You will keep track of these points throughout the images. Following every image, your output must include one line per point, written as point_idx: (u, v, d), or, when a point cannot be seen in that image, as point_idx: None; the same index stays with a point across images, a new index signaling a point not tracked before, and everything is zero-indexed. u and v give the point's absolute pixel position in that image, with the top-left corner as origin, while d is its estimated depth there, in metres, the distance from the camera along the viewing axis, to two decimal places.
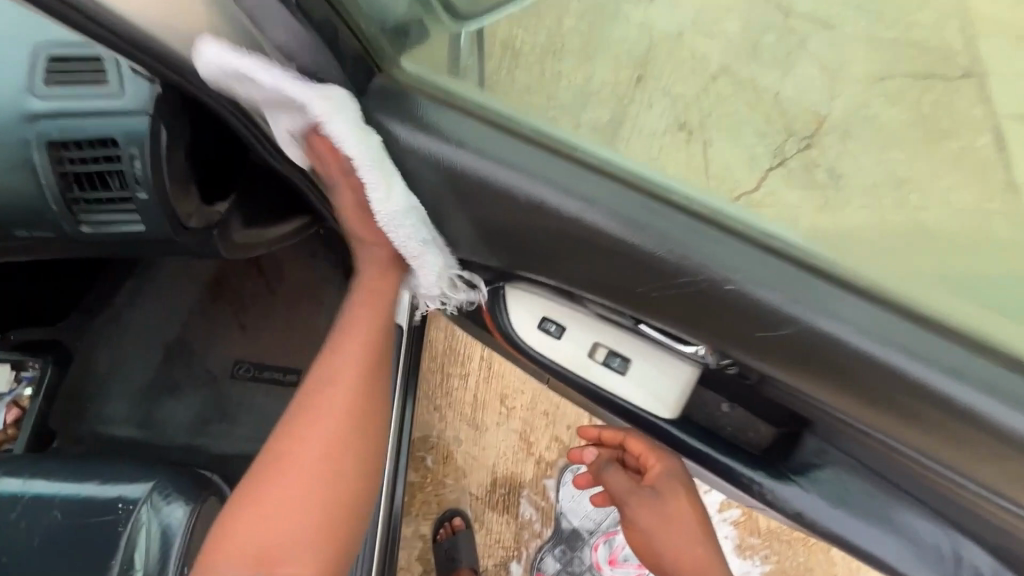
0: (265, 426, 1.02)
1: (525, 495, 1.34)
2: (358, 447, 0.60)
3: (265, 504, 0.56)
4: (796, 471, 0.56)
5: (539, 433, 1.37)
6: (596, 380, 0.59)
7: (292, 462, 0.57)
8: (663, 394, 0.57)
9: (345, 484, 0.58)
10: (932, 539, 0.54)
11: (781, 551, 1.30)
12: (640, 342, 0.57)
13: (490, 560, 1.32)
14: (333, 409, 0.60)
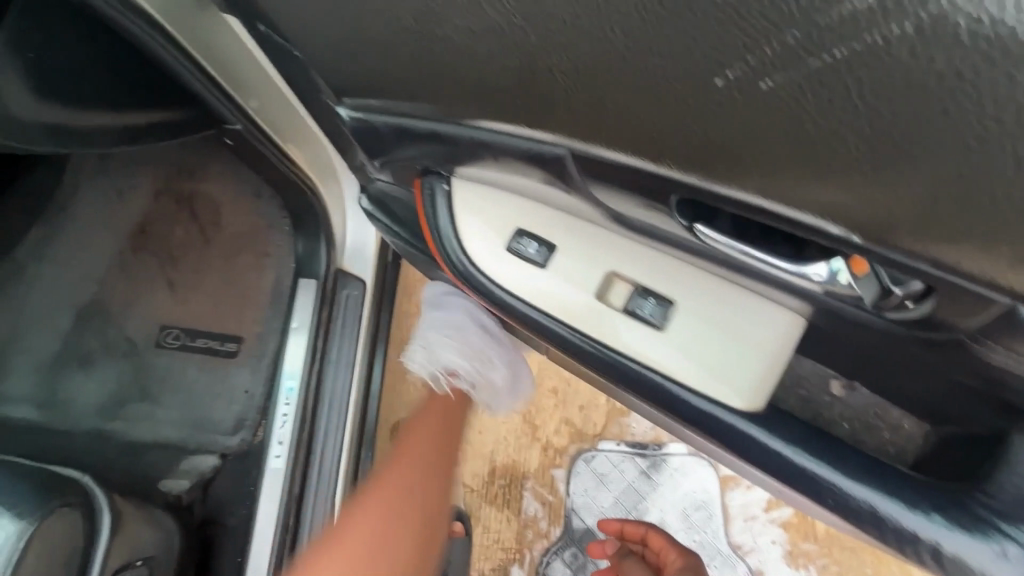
0: (196, 407, 0.81)
1: (529, 488, 1.13)
2: (417, 534, 0.68)
3: (348, 535, 0.65)
4: (998, 517, 0.38)
5: (547, 415, 1.15)
6: (621, 340, 0.45)
7: (370, 512, 0.66)
8: (723, 355, 0.44)
9: (414, 544, 0.67)
10: None
11: (843, 560, 1.06)
12: (690, 283, 0.45)
13: (487, 564, 1.10)
14: (393, 489, 0.69)
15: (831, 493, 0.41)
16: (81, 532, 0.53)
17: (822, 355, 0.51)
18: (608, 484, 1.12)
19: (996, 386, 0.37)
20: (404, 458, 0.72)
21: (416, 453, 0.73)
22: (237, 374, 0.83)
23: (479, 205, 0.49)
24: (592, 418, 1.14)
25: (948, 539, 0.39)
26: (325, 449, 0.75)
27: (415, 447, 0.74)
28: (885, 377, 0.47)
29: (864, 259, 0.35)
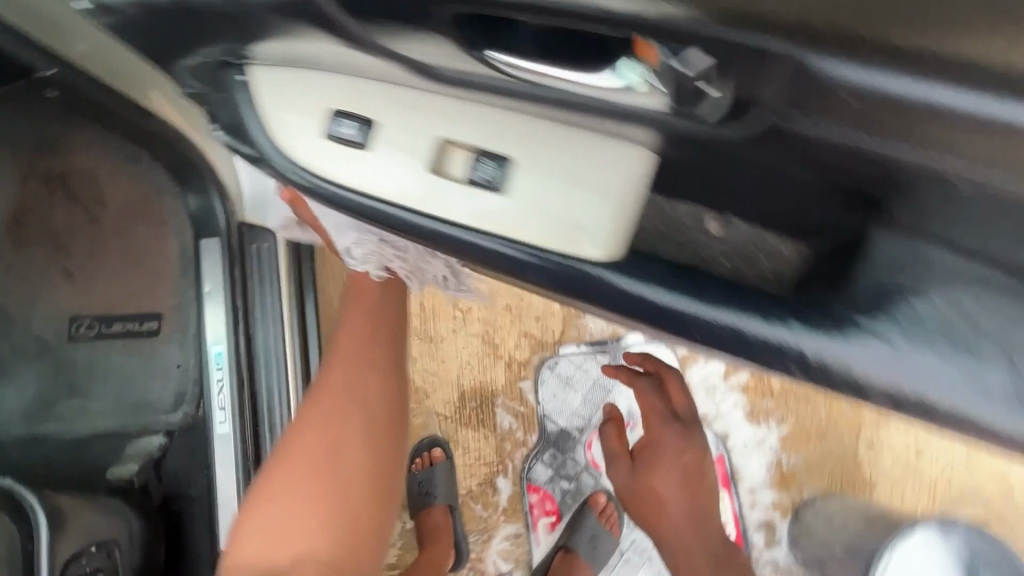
0: (130, 392, 0.77)
1: (500, 404, 1.15)
2: (360, 438, 0.65)
3: (280, 477, 0.62)
4: (861, 314, 0.34)
5: (505, 332, 1.16)
6: (457, 214, 0.40)
7: (299, 449, 0.63)
8: (577, 209, 0.39)
9: (359, 451, 0.65)
10: None
11: (800, 409, 1.12)
12: (520, 129, 0.40)
13: (473, 481, 1.13)
14: (321, 410, 0.65)
15: (696, 328, 0.36)
16: (18, 532, 0.52)
17: (693, 183, 0.41)
18: (575, 384, 1.15)
19: (865, 180, 0.32)
20: (332, 385, 0.67)
21: (355, 355, 0.69)
22: (166, 351, 0.79)
23: (298, 91, 0.43)
24: (550, 327, 1.15)
25: (817, 348, 0.34)
26: (273, 404, 0.76)
27: (347, 357, 0.69)
28: (767, 188, 0.38)
29: (647, 42, 0.29)
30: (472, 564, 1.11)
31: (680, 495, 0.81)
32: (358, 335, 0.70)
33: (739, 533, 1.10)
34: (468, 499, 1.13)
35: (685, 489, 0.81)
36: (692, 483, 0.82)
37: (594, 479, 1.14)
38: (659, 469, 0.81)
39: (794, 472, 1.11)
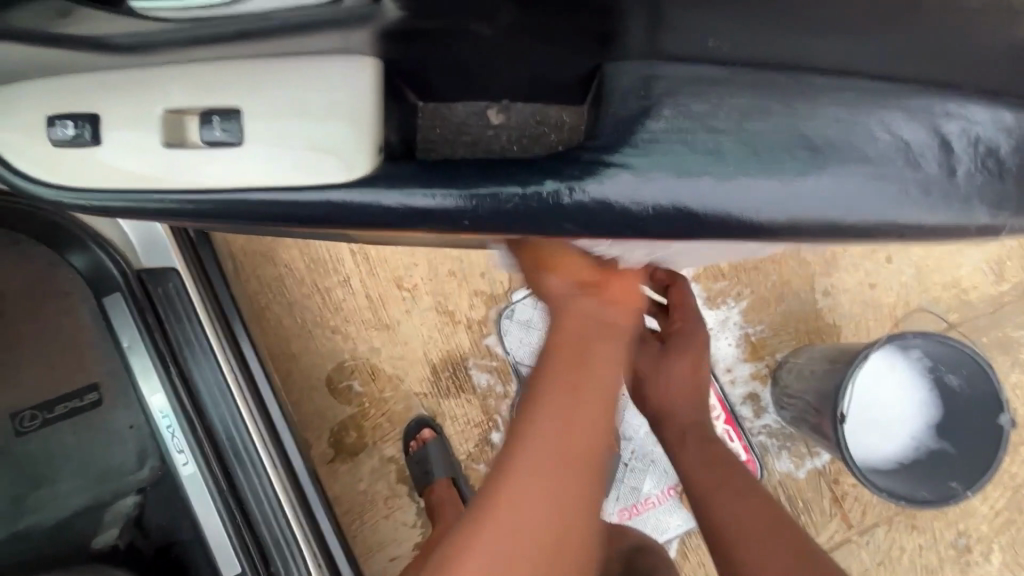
0: (90, 465, 0.77)
1: (472, 366, 1.17)
2: (561, 489, 0.49)
3: (514, 490, 0.49)
4: (601, 153, 0.41)
5: (456, 297, 1.17)
6: (210, 178, 0.44)
7: (526, 456, 0.50)
8: (314, 134, 0.43)
9: (541, 520, 0.48)
10: (915, 139, 0.41)
11: (752, 280, 1.15)
12: (230, 81, 0.44)
13: (470, 445, 1.17)
14: (549, 428, 0.51)
15: (458, 214, 0.42)
16: None
17: (433, 90, 0.50)
18: (537, 325, 1.16)
19: None
20: (563, 387, 0.52)
21: (570, 379, 0.52)
22: (115, 415, 0.78)
23: (57, 110, 0.46)
24: (497, 278, 1.17)
25: (574, 192, 0.41)
26: (229, 429, 0.78)
27: (563, 380, 0.52)
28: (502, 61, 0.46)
29: None
30: None
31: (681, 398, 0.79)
32: (572, 361, 0.53)
33: (727, 413, 1.13)
34: (469, 461, 1.16)
35: (682, 395, 0.78)
36: (688, 381, 0.79)
37: None
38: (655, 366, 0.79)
39: (762, 341, 1.14)
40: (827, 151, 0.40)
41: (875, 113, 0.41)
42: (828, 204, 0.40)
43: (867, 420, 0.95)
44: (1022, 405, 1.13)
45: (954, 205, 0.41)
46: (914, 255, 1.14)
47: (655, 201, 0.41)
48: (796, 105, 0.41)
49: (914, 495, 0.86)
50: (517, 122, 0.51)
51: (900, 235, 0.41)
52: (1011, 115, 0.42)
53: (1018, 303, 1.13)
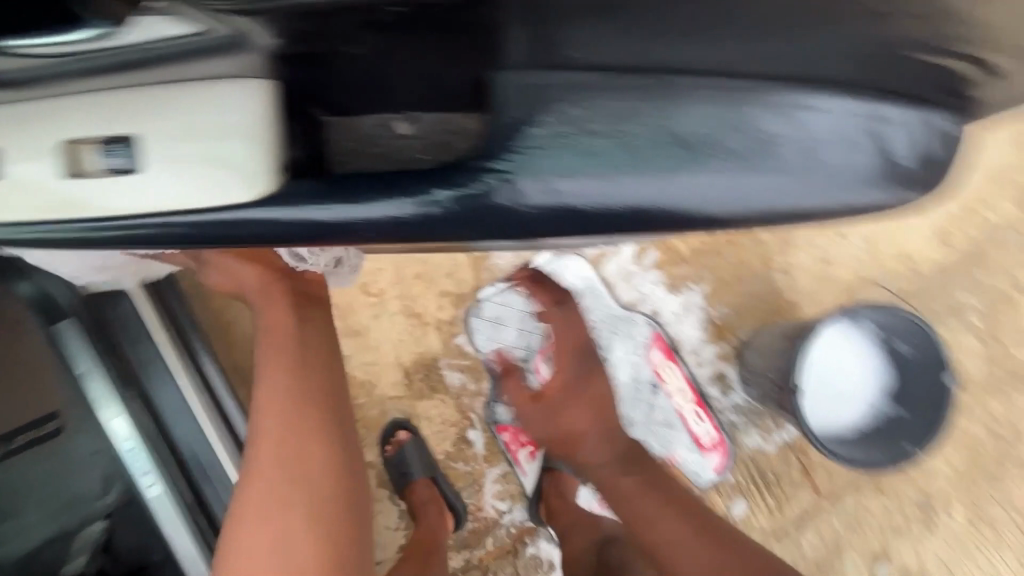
0: (55, 493, 0.76)
1: (444, 366, 1.17)
2: (309, 473, 0.71)
3: (250, 517, 0.68)
4: (483, 158, 0.39)
5: (424, 299, 1.17)
6: (112, 206, 0.44)
7: (255, 478, 0.70)
8: (204, 156, 0.42)
9: (320, 490, 0.71)
10: (814, 124, 0.37)
11: (713, 264, 1.17)
12: (124, 107, 0.43)
13: (447, 445, 1.17)
14: (259, 485, 0.69)
15: (354, 225, 0.41)
16: None
17: (332, 99, 0.46)
18: (505, 321, 1.17)
19: None
20: (270, 445, 0.71)
21: (271, 432, 0.72)
22: (76, 441, 0.78)
23: None
24: (463, 278, 1.17)
25: (458, 201, 0.40)
26: (194, 447, 0.78)
27: (270, 434, 0.72)
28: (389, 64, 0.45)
29: None
30: (474, 515, 1.16)
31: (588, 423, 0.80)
32: (286, 414, 0.73)
33: (696, 394, 1.16)
34: (447, 460, 1.17)
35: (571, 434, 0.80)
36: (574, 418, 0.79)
37: None
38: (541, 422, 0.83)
39: (726, 322, 1.17)
40: (708, 148, 0.37)
41: (745, 107, 0.37)
42: (722, 196, 0.38)
43: (823, 390, 0.99)
44: (976, 366, 1.17)
45: (847, 187, 0.38)
46: (866, 229, 1.17)
47: (542, 204, 0.39)
48: (683, 94, 0.37)
49: (864, 459, 0.91)
50: (432, 136, 0.44)
51: (803, 220, 0.39)
52: (893, 104, 0.38)
53: (966, 269, 1.18)
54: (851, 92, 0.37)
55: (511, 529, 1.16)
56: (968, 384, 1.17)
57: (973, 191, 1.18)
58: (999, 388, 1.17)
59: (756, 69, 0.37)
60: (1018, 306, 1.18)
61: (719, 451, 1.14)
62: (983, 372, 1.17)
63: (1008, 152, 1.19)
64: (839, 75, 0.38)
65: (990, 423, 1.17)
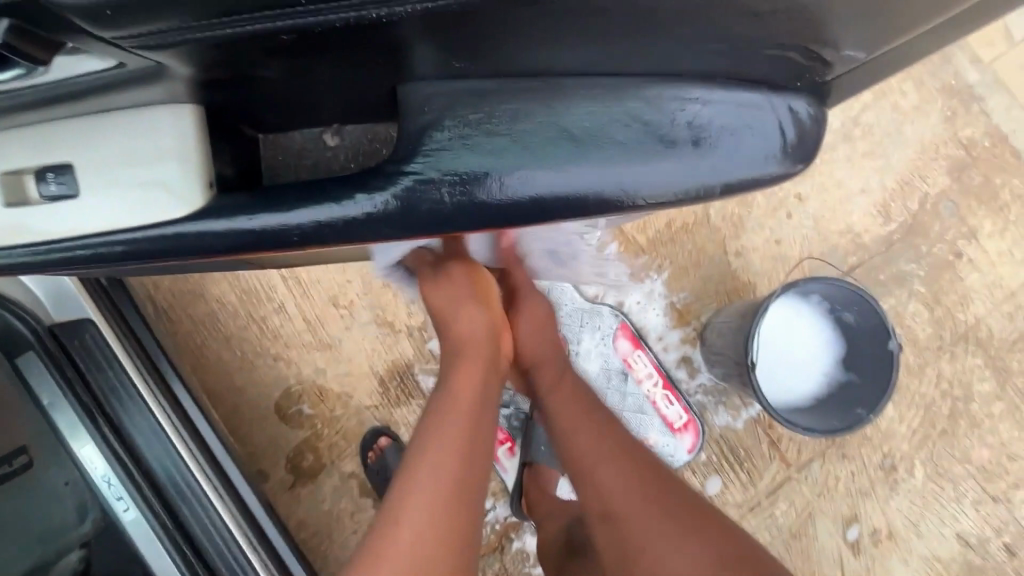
0: (28, 527, 0.76)
1: (419, 371, 1.19)
2: (461, 476, 0.68)
3: (422, 475, 0.67)
4: (400, 165, 0.47)
5: (394, 306, 1.19)
6: (58, 227, 0.51)
7: (437, 439, 0.70)
8: (141, 180, 0.49)
9: (465, 497, 0.67)
10: (680, 117, 0.44)
11: (671, 252, 1.22)
12: (63, 141, 0.50)
13: None
14: (446, 441, 0.70)
15: (286, 230, 0.48)
16: None
17: (262, 124, 0.58)
18: None
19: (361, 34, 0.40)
20: (465, 367, 0.79)
21: (459, 393, 0.76)
22: (49, 473, 0.78)
23: None
24: None
25: (381, 202, 0.47)
26: (169, 471, 0.80)
27: (463, 396, 0.76)
28: (313, 95, 0.51)
29: None
30: None
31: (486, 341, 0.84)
32: (464, 376, 0.78)
33: (663, 378, 1.20)
34: None
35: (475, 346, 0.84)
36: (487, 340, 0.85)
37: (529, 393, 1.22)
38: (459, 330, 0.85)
39: (687, 307, 1.22)
40: (585, 140, 0.45)
41: (624, 103, 0.44)
42: (591, 182, 0.45)
43: (780, 365, 1.03)
44: (923, 330, 1.24)
45: (698, 171, 0.45)
46: (811, 209, 1.23)
47: (462, 204, 0.46)
48: (562, 103, 0.45)
49: (818, 426, 0.96)
50: (347, 144, 0.62)
51: (695, 199, 0.46)
52: (748, 91, 0.44)
53: (906, 239, 1.24)
54: (710, 83, 0.44)
55: (496, 525, 1.18)
56: (917, 347, 1.24)
57: (908, 165, 1.25)
58: (945, 350, 1.24)
59: (636, 70, 0.44)
60: (957, 270, 1.25)
61: (690, 431, 1.19)
62: (930, 335, 1.24)
63: (937, 127, 1.25)
64: (713, 71, 0.44)
65: (941, 383, 1.24)
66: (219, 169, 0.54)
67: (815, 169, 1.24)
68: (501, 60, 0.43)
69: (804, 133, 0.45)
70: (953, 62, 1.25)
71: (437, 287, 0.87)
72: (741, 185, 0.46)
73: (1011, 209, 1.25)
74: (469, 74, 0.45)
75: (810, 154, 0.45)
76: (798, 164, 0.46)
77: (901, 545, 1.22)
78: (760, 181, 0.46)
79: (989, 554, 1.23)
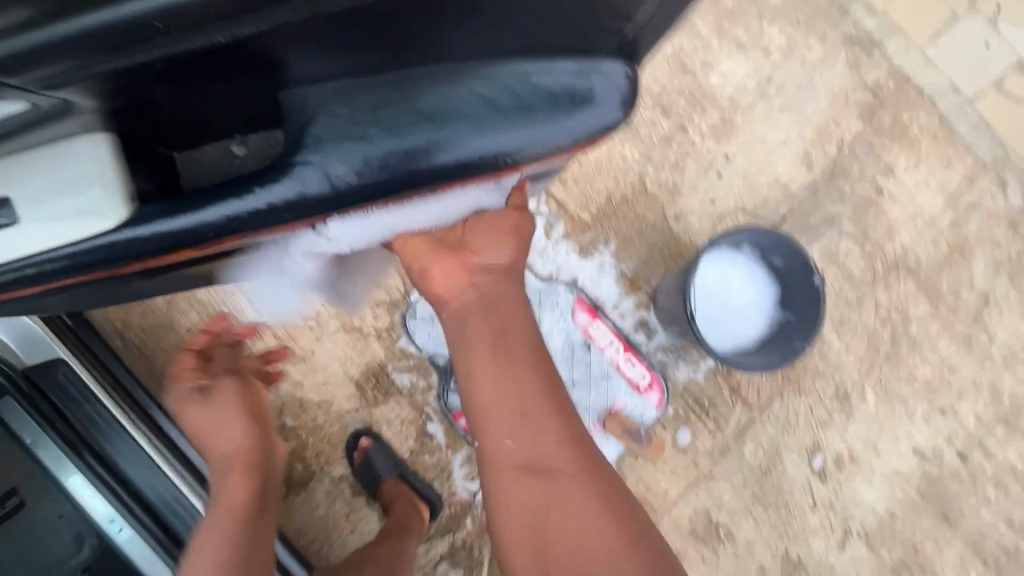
0: (34, 556, 0.81)
1: (392, 370, 1.25)
2: (245, 494, 0.80)
3: (219, 506, 0.79)
4: (290, 156, 0.55)
5: (359, 311, 1.24)
6: (9, 252, 0.56)
7: (226, 469, 0.82)
8: (79, 204, 0.56)
9: (253, 507, 0.81)
10: (514, 88, 0.53)
11: (614, 224, 1.28)
12: (5, 177, 0.55)
13: (410, 442, 1.25)
14: (227, 473, 0.82)
15: (202, 228, 0.56)
16: None
17: (172, 139, 0.62)
18: None
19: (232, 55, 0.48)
20: (225, 405, 0.86)
21: (228, 413, 0.86)
22: (47, 505, 0.82)
23: None
24: (392, 285, 1.25)
25: (277, 192, 0.55)
26: (154, 487, 0.85)
27: (232, 421, 0.86)
28: (217, 112, 0.59)
29: None
30: (448, 501, 1.24)
31: (230, 423, 0.86)
32: (228, 408, 0.86)
33: (624, 343, 1.27)
34: (413, 457, 1.25)
35: (216, 433, 0.85)
36: (235, 419, 0.86)
37: None
38: (203, 417, 0.86)
39: (637, 273, 1.29)
40: (438, 117, 0.53)
41: (464, 83, 0.53)
42: (454, 154, 0.54)
43: (724, 314, 1.11)
44: (857, 265, 1.33)
45: (538, 134, 0.54)
46: (739, 166, 1.32)
47: (351, 181, 0.55)
48: (411, 91, 0.54)
49: (756, 364, 1.04)
50: (254, 152, 0.66)
51: (540, 154, 0.56)
52: (570, 60, 0.53)
53: (830, 183, 1.33)
54: (533, 56, 0.53)
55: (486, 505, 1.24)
56: (853, 281, 1.33)
57: (822, 113, 1.33)
58: (879, 281, 1.33)
59: (471, 53, 0.52)
60: (879, 205, 1.34)
61: (655, 389, 1.26)
62: (864, 269, 1.33)
63: (844, 75, 1.34)
64: (536, 48, 0.53)
65: (880, 311, 1.33)
66: (139, 185, 0.59)
67: (738, 129, 1.32)
68: (361, 58, 0.51)
69: (625, 89, 0.55)
70: (851, 13, 1.34)
71: (205, 409, 0.85)
72: (585, 139, 0.56)
73: (921, 143, 1.35)
74: (336, 77, 0.54)
75: (629, 105, 0.55)
76: (622, 113, 0.55)
77: (863, 466, 1.31)
78: (593, 134, 0.56)
79: (944, 463, 1.32)
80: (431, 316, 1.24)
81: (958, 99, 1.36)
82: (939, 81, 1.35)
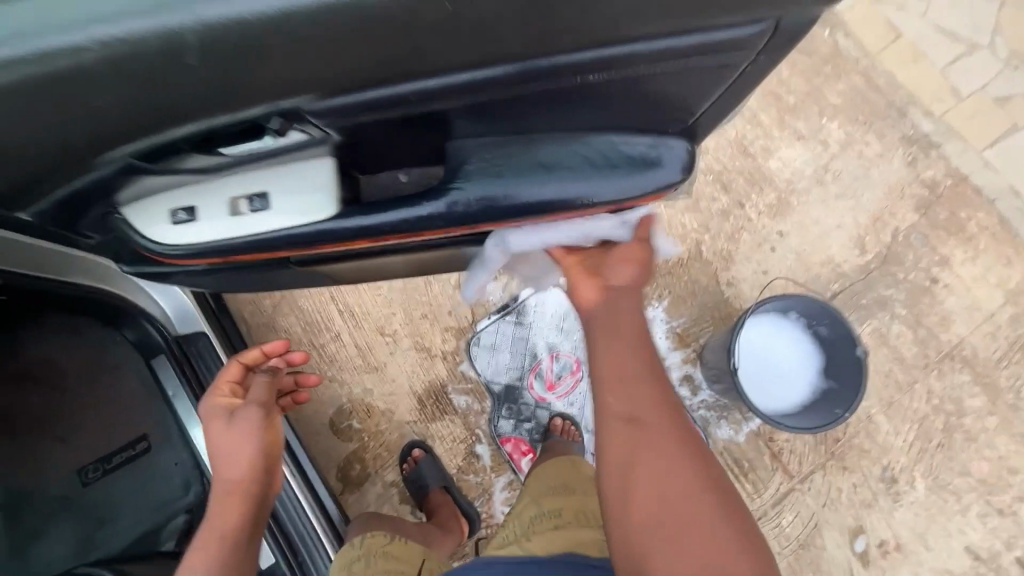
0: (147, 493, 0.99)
1: (451, 390, 1.38)
2: (235, 527, 0.85)
3: (206, 535, 0.84)
4: (446, 184, 0.72)
5: (430, 333, 1.40)
6: (258, 227, 0.74)
7: (224, 499, 0.86)
8: (314, 199, 0.73)
9: (240, 538, 0.85)
10: (603, 152, 0.70)
11: (669, 283, 1.40)
12: (270, 174, 0.73)
13: (457, 460, 1.35)
14: (225, 502, 0.86)
15: (378, 227, 0.74)
16: None
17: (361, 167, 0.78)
18: (500, 347, 1.38)
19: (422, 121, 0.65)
20: (238, 434, 0.87)
21: (238, 441, 0.87)
22: (164, 453, 1.02)
23: (170, 205, 0.75)
24: (463, 314, 1.40)
25: (440, 206, 0.72)
26: None
27: (242, 456, 0.86)
28: (386, 157, 0.77)
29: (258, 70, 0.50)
30: (486, 522, 1.33)
31: (240, 452, 0.87)
32: (239, 439, 0.87)
33: None
34: (459, 474, 1.35)
35: (227, 460, 0.87)
36: (244, 449, 0.87)
37: (548, 410, 1.38)
38: (220, 439, 0.88)
39: (686, 330, 1.38)
40: (551, 167, 0.70)
41: (570, 146, 0.70)
42: (561, 194, 0.70)
43: (771, 374, 1.17)
44: (909, 350, 1.36)
45: (626, 183, 0.70)
46: (793, 243, 1.41)
47: (489, 205, 0.72)
48: (531, 149, 0.70)
49: (798, 425, 1.09)
50: (415, 180, 0.83)
51: (625, 197, 0.71)
52: (646, 136, 0.70)
53: (882, 268, 1.39)
54: (619, 132, 0.69)
55: None
56: (904, 365, 1.35)
57: (877, 204, 1.42)
58: (932, 368, 1.35)
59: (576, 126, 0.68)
60: (933, 293, 1.38)
61: None
62: (917, 354, 1.35)
63: (901, 170, 1.43)
64: (624, 125, 0.69)
65: (932, 398, 1.33)
66: (346, 193, 0.75)
67: (794, 210, 1.42)
68: (500, 126, 0.67)
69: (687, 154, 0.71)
70: (909, 116, 1.45)
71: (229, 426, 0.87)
72: (661, 189, 0.71)
73: (980, 240, 1.39)
74: (479, 135, 0.69)
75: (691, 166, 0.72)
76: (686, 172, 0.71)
77: (909, 557, 1.28)
78: (669, 185, 0.71)
79: (999, 568, 1.27)
80: (494, 345, 1.38)
81: (1020, 202, 1.41)
82: (1000, 184, 1.41)
